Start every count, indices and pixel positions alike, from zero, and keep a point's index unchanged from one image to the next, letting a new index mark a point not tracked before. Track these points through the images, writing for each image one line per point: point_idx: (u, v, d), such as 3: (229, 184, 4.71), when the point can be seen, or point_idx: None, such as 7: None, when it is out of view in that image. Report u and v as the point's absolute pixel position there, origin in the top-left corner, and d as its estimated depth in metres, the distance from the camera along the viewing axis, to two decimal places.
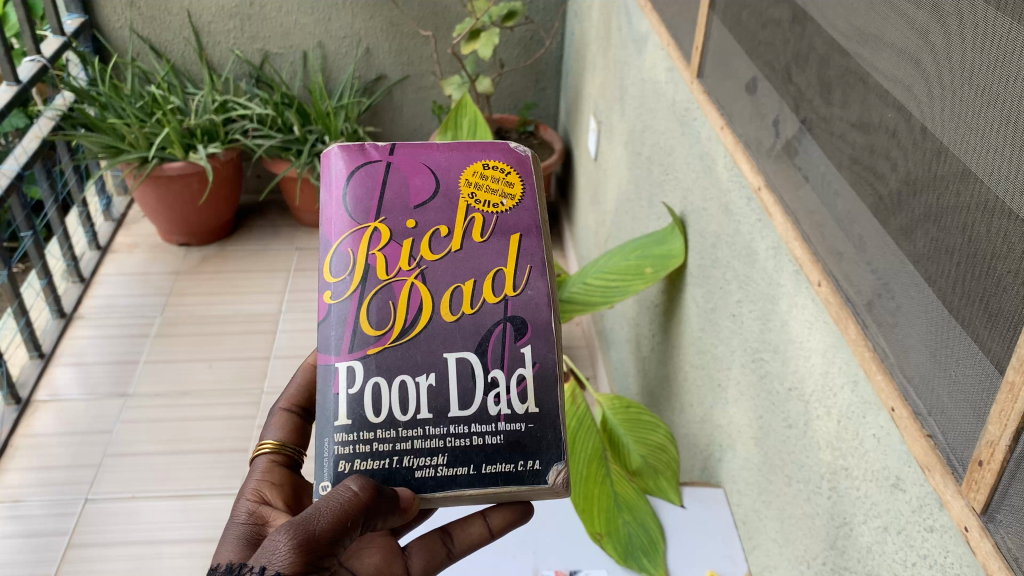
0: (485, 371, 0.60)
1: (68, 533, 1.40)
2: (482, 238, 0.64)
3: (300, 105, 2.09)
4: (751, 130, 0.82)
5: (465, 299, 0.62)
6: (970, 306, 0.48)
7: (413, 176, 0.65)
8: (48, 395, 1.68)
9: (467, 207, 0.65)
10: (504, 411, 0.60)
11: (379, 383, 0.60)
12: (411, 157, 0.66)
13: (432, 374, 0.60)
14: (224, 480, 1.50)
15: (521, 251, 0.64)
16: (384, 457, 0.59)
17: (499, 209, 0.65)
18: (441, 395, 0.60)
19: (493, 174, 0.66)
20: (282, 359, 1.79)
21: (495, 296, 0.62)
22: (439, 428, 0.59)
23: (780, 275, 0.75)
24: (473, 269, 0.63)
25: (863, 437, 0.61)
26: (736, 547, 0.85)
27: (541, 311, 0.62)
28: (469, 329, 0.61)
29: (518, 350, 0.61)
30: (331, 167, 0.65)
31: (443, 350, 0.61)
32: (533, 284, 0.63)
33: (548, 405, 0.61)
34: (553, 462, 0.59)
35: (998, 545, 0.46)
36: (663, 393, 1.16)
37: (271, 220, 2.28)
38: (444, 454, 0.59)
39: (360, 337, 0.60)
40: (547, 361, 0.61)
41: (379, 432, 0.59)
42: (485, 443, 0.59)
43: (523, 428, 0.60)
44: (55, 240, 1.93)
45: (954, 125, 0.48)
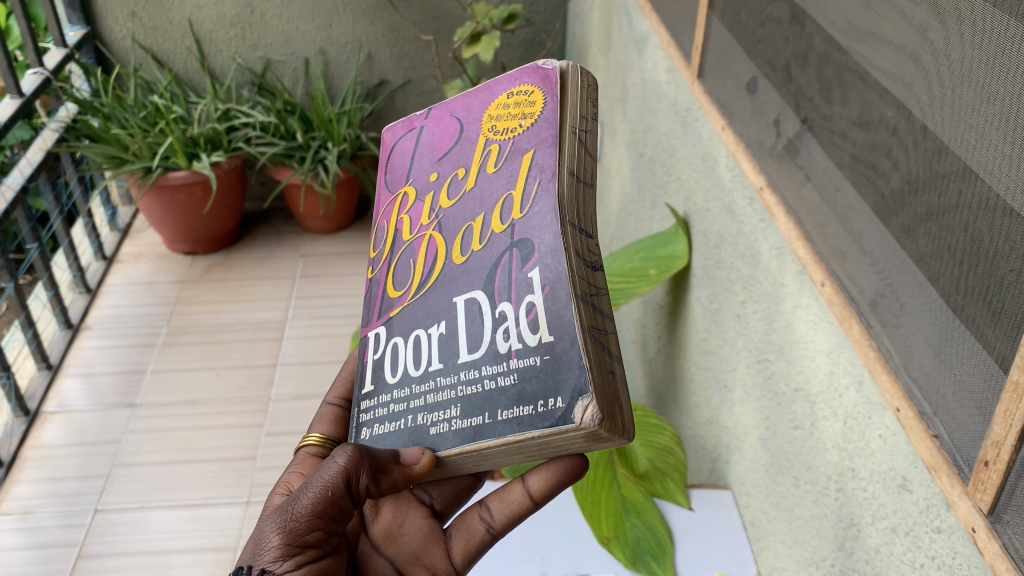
0: (494, 307, 0.53)
1: (78, 545, 1.40)
2: (495, 168, 0.57)
3: (303, 111, 2.09)
4: (751, 129, 0.82)
5: (473, 238, 0.56)
6: (974, 305, 0.47)
7: (440, 128, 0.63)
8: (57, 407, 1.68)
9: (485, 141, 0.59)
10: (514, 346, 0.50)
11: (398, 343, 0.57)
12: (442, 113, 0.64)
13: (442, 323, 0.55)
14: (233, 489, 1.50)
15: (532, 168, 0.55)
16: (399, 417, 0.54)
17: (515, 132, 0.57)
18: (451, 342, 0.54)
19: (516, 100, 0.59)
20: (288, 366, 1.79)
21: (502, 225, 0.54)
22: (449, 377, 0.52)
23: (784, 275, 0.75)
24: (483, 205, 0.56)
25: (869, 438, 0.60)
26: (744, 549, 0.85)
27: (547, 229, 0.52)
28: (477, 267, 0.55)
29: (526, 277, 0.51)
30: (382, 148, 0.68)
31: (453, 295, 0.55)
32: (540, 202, 0.53)
33: (563, 329, 0.48)
34: (576, 398, 0.46)
35: (1005, 546, 0.45)
36: (670, 394, 1.16)
37: (276, 227, 2.29)
38: (457, 405, 0.51)
39: (387, 301, 0.60)
40: (559, 280, 0.50)
41: (398, 391, 0.55)
42: (496, 386, 0.50)
43: (535, 363, 0.49)
44: (61, 252, 1.94)
45: (953, 123, 0.48)
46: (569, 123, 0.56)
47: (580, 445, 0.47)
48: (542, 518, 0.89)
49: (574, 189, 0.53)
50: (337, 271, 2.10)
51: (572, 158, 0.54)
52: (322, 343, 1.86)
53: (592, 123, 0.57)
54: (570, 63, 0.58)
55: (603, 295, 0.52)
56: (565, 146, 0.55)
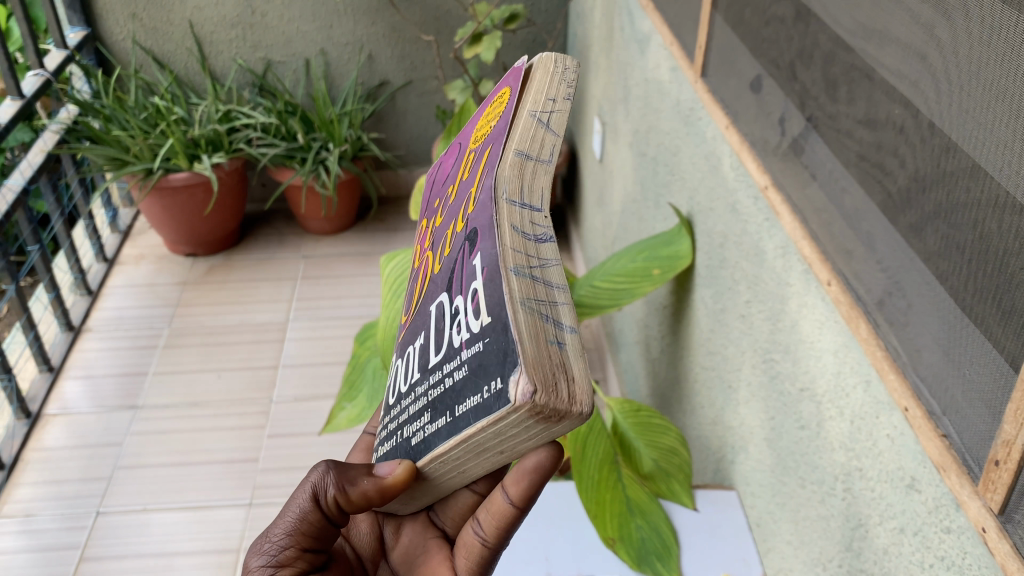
0: (452, 304, 0.43)
1: (80, 547, 1.39)
2: (470, 168, 0.50)
3: (304, 112, 2.09)
4: (756, 128, 0.82)
5: (445, 247, 0.48)
6: (984, 304, 0.47)
7: (451, 155, 0.60)
8: (59, 409, 1.68)
9: (470, 149, 0.53)
10: (463, 338, 0.39)
11: (397, 365, 0.51)
12: (457, 138, 0.60)
13: (422, 336, 0.47)
14: (236, 491, 1.50)
15: (485, 162, 0.45)
16: (392, 445, 0.48)
17: (486, 130, 0.50)
18: (426, 354, 0.45)
19: (495, 102, 0.52)
20: (290, 368, 1.78)
21: (463, 222, 0.45)
22: (422, 390, 0.44)
23: (789, 275, 0.75)
24: (455, 212, 0.49)
25: (877, 437, 0.60)
26: (750, 550, 0.84)
27: (485, 205, 0.41)
28: (443, 271, 0.46)
29: (471, 265, 0.41)
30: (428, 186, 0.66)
31: (428, 306, 0.48)
32: (483, 183, 0.43)
33: (494, 307, 0.36)
34: (508, 372, 0.33)
35: (1016, 546, 0.45)
36: (674, 394, 1.15)
37: (277, 228, 2.29)
38: (429, 413, 0.42)
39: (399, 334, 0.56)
40: (491, 257, 0.38)
41: (393, 418, 0.49)
42: (451, 382, 0.39)
43: (477, 348, 0.37)
44: (62, 254, 1.94)
45: (962, 121, 0.47)
46: (528, 104, 0.45)
47: (539, 430, 0.34)
48: (546, 517, 0.88)
49: (517, 165, 0.41)
50: (338, 273, 2.10)
51: (524, 137, 0.43)
52: (324, 344, 1.85)
53: (564, 89, 0.46)
54: (545, 54, 0.49)
55: (553, 264, 0.37)
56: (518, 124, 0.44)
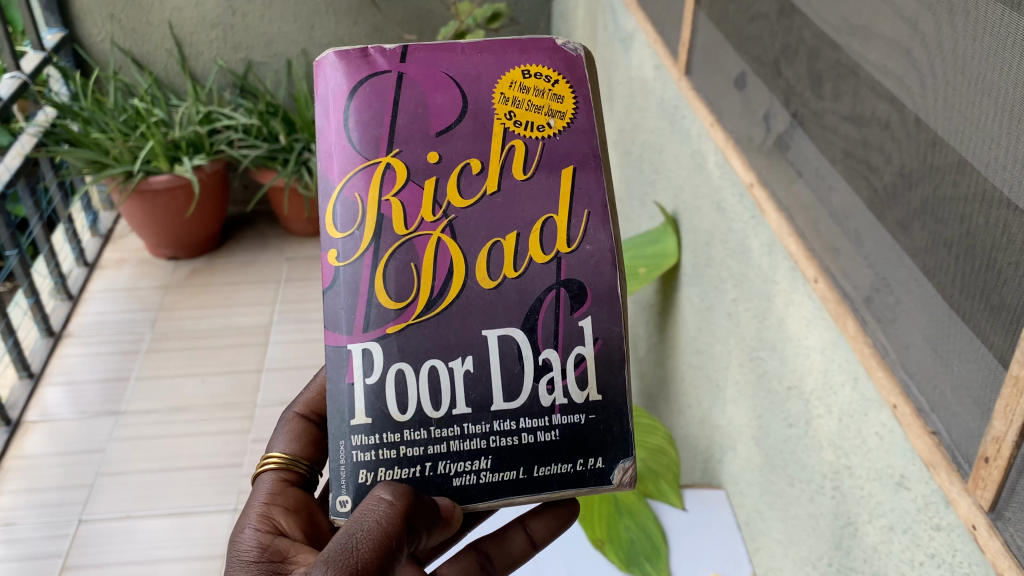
0: (534, 353, 0.57)
1: (63, 556, 1.37)
2: (525, 175, 0.57)
3: (286, 113, 2.07)
4: (741, 125, 0.81)
5: (506, 259, 0.56)
6: (973, 300, 0.47)
7: (434, 92, 0.57)
8: (39, 416, 1.66)
9: (503, 131, 0.57)
10: (558, 401, 0.57)
11: (403, 369, 0.56)
12: (426, 69, 0.57)
13: (469, 358, 0.56)
14: (220, 497, 1.48)
15: (573, 192, 0.58)
16: (416, 462, 0.55)
17: (544, 133, 0.58)
18: (482, 385, 0.56)
19: (534, 84, 0.58)
20: (274, 372, 1.77)
21: (543, 254, 0.57)
22: (479, 425, 0.56)
23: (775, 272, 0.74)
24: (516, 221, 0.57)
25: (865, 435, 0.59)
26: (739, 549, 0.84)
27: (599, 273, 0.58)
28: (512, 297, 0.56)
29: (574, 324, 0.57)
30: (327, 89, 0.56)
31: (480, 326, 0.56)
32: (590, 236, 0.57)
33: (611, 392, 0.58)
34: (617, 460, 0.57)
35: (1006, 543, 0.44)
36: (661, 393, 1.15)
37: (260, 230, 2.27)
38: (488, 457, 0.56)
39: (377, 309, 0.55)
40: (611, 337, 0.58)
41: (408, 432, 0.56)
42: (536, 441, 0.56)
43: (580, 421, 0.57)
44: (41, 258, 1.92)
45: (948, 115, 0.47)
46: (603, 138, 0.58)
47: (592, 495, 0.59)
48: None
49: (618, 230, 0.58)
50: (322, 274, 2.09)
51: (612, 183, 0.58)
52: (308, 347, 1.84)
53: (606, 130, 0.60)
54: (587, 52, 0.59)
55: None
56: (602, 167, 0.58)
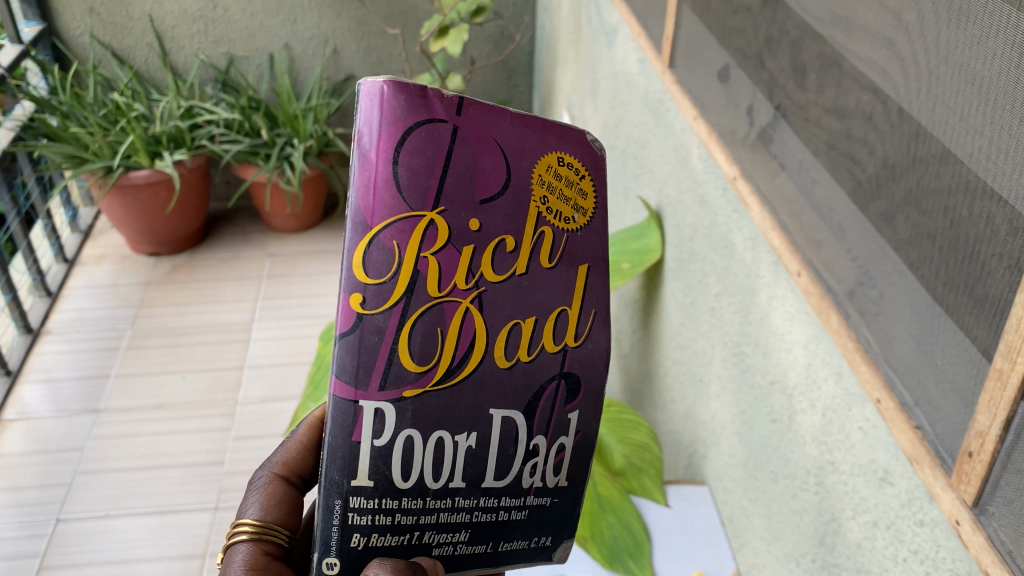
0: (529, 437, 0.49)
1: (40, 555, 1.35)
2: (550, 264, 0.48)
3: (268, 108, 2.06)
4: (724, 119, 0.81)
5: (522, 342, 0.48)
6: (955, 293, 0.46)
7: (483, 154, 0.45)
8: (17, 414, 1.64)
9: (537, 215, 0.48)
10: (536, 483, 0.50)
11: (413, 437, 0.46)
12: (480, 126, 0.45)
13: (474, 434, 0.47)
14: (201, 495, 1.47)
15: (586, 291, 0.50)
16: (407, 531, 0.47)
17: (569, 226, 0.49)
18: (480, 461, 0.48)
19: (565, 173, 0.49)
20: (256, 368, 1.75)
21: (554, 345, 0.49)
22: (469, 499, 0.49)
23: (758, 267, 0.74)
24: (538, 306, 0.48)
25: (849, 430, 0.59)
26: (722, 546, 0.84)
27: (597, 372, 0.51)
28: (521, 381, 0.48)
29: (564, 416, 0.50)
30: (375, 118, 0.43)
31: (490, 405, 0.47)
32: (594, 336, 0.51)
33: (579, 478, 0.52)
34: (564, 540, 0.53)
35: (990, 538, 0.44)
36: (645, 389, 1.14)
37: (242, 226, 2.25)
38: (467, 530, 0.49)
39: (396, 370, 0.44)
40: (591, 431, 0.52)
41: (406, 502, 0.47)
42: (509, 518, 0.50)
43: (547, 503, 0.52)
44: (20, 254, 1.89)
45: (931, 106, 0.46)
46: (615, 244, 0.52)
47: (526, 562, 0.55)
48: None
49: None
50: (306, 271, 2.07)
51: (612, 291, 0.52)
52: (291, 344, 1.83)
53: None
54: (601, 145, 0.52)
55: None
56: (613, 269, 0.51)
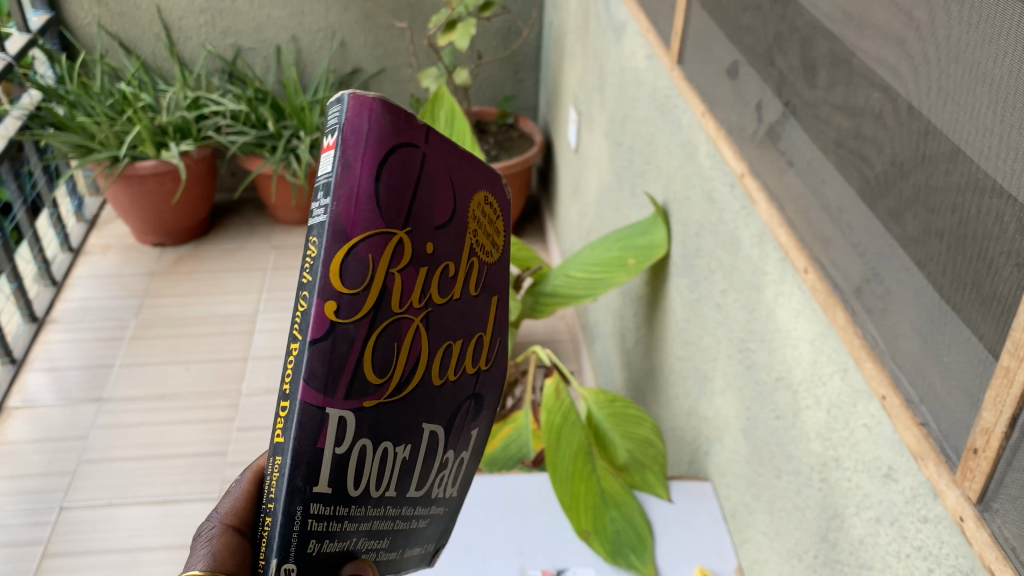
0: (442, 449, 0.45)
1: (44, 543, 1.36)
2: (475, 291, 0.44)
3: (274, 100, 2.06)
4: (733, 115, 0.81)
5: (473, 353, 0.45)
6: (963, 291, 0.46)
7: (443, 188, 0.38)
8: (21, 401, 1.64)
9: (470, 250, 0.42)
10: (438, 494, 0.47)
11: (367, 447, 0.38)
12: (442, 156, 0.38)
13: (408, 445, 0.41)
14: (203, 484, 1.47)
15: (495, 319, 0.47)
16: (348, 536, 0.40)
17: (488, 259, 0.45)
18: (409, 468, 0.42)
19: (484, 214, 0.44)
20: (260, 359, 1.76)
21: (473, 366, 0.45)
22: (393, 500, 0.43)
23: (765, 263, 0.74)
24: (464, 331, 0.44)
25: (854, 428, 0.59)
26: (725, 541, 0.83)
27: (495, 382, 0.49)
28: (445, 397, 0.43)
29: (467, 432, 0.47)
30: (365, 131, 0.33)
31: (422, 420, 0.41)
32: (496, 358, 0.48)
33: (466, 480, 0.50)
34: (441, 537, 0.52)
35: (995, 535, 0.44)
36: (649, 385, 1.15)
37: (247, 218, 2.26)
38: (388, 536, 0.44)
39: (357, 387, 0.36)
40: (481, 429, 0.49)
41: (352, 507, 0.39)
42: (416, 524, 0.46)
43: (439, 508, 0.48)
44: (25, 243, 1.90)
45: (941, 103, 0.47)
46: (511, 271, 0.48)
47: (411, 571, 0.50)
48: (522, 511, 0.86)
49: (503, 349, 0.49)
50: None
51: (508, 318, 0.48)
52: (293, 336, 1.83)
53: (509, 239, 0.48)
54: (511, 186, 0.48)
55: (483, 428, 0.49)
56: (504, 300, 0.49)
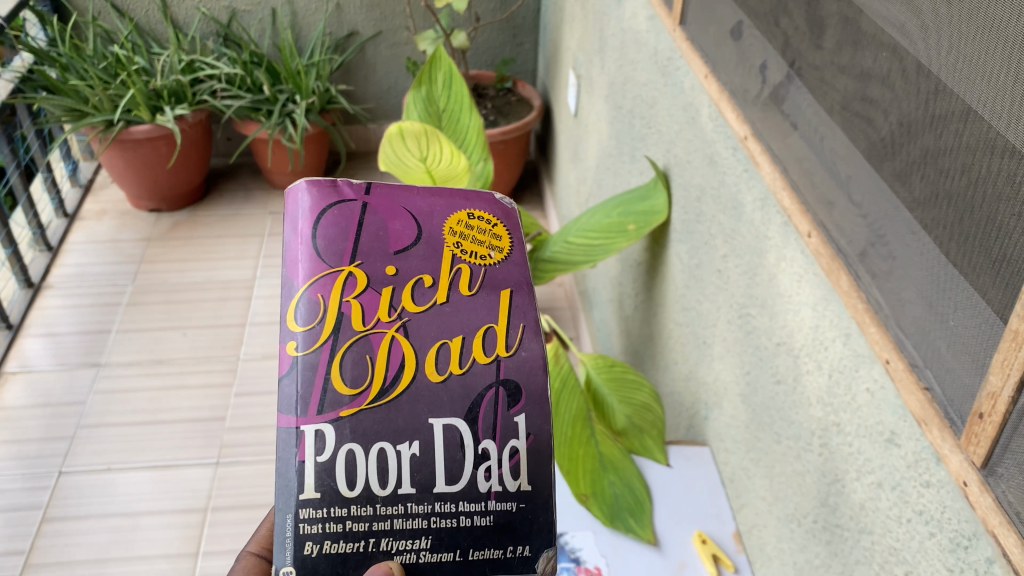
0: (474, 442, 0.52)
1: (43, 508, 1.37)
2: (470, 292, 0.55)
3: (270, 64, 2.03)
4: (736, 77, 0.80)
5: (498, 338, 0.54)
6: (972, 254, 0.45)
7: (393, 220, 0.56)
8: (18, 366, 1.64)
9: (451, 257, 0.56)
10: (495, 489, 0.52)
11: (354, 450, 0.50)
12: (388, 202, 0.57)
13: (415, 442, 0.51)
14: (202, 450, 1.47)
15: (511, 310, 0.55)
16: (360, 538, 0.50)
17: (486, 261, 0.57)
18: (427, 467, 0.51)
19: (478, 224, 0.58)
20: (258, 325, 1.76)
21: (485, 356, 0.53)
22: (422, 505, 0.51)
23: (768, 228, 0.73)
24: (461, 326, 0.54)
25: (856, 392, 0.59)
26: (723, 506, 0.83)
27: (535, 376, 0.53)
28: (456, 392, 0.52)
29: (511, 420, 0.52)
30: (300, 213, 0.54)
31: (427, 416, 0.51)
32: (526, 344, 0.54)
33: (541, 482, 0.52)
34: (544, 547, 0.52)
35: (998, 500, 0.44)
36: (648, 351, 1.14)
37: (243, 183, 2.25)
38: (428, 536, 0.51)
39: (332, 394, 0.50)
40: (543, 433, 0.53)
41: (355, 509, 0.50)
42: (474, 524, 0.51)
43: (512, 508, 0.52)
44: (19, 208, 1.88)
45: (954, 61, 0.45)
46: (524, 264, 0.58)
47: None
48: None
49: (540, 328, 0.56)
50: None
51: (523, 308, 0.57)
52: None
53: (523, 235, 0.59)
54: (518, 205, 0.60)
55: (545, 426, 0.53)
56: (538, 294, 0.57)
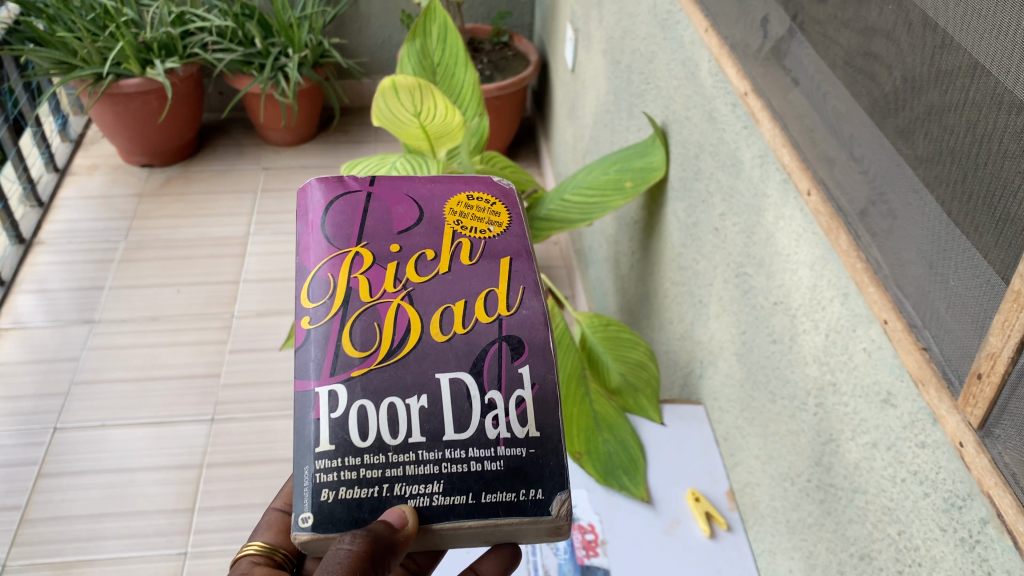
0: (481, 393, 0.53)
1: (38, 463, 1.37)
2: (471, 261, 0.58)
3: (262, 16, 1.98)
4: (738, 31, 0.78)
5: (499, 301, 0.56)
6: (975, 212, 0.44)
7: (397, 205, 0.60)
8: (12, 322, 1.63)
9: (453, 232, 0.59)
10: (503, 434, 0.52)
11: (365, 406, 0.51)
12: (391, 190, 0.61)
13: (423, 396, 0.52)
14: (197, 406, 1.48)
15: (512, 275, 0.58)
16: (373, 484, 0.50)
17: (486, 234, 0.60)
18: (435, 418, 0.52)
19: (478, 204, 0.62)
20: (252, 282, 1.75)
21: (487, 316, 0.55)
22: (433, 452, 0.51)
23: (766, 186, 0.72)
24: (463, 291, 0.56)
25: (852, 352, 0.58)
26: (716, 464, 0.83)
27: (536, 330, 0.55)
28: (461, 349, 0.54)
29: (515, 371, 0.54)
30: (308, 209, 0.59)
31: (433, 371, 0.53)
32: (527, 303, 0.57)
33: (550, 427, 0.53)
34: (557, 492, 0.52)
35: (995, 461, 0.43)
36: (643, 309, 1.14)
37: (236, 138, 2.22)
38: (439, 481, 0.51)
39: (343, 357, 0.53)
40: (548, 382, 0.54)
41: (367, 458, 0.51)
42: (485, 468, 0.51)
43: (523, 454, 0.52)
44: (9, 162, 1.86)
45: (963, 13, 0.44)
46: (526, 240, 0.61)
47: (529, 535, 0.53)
48: None
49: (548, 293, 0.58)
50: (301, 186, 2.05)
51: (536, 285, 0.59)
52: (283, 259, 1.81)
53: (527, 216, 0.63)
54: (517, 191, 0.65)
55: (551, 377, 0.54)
56: (537, 262, 0.59)
